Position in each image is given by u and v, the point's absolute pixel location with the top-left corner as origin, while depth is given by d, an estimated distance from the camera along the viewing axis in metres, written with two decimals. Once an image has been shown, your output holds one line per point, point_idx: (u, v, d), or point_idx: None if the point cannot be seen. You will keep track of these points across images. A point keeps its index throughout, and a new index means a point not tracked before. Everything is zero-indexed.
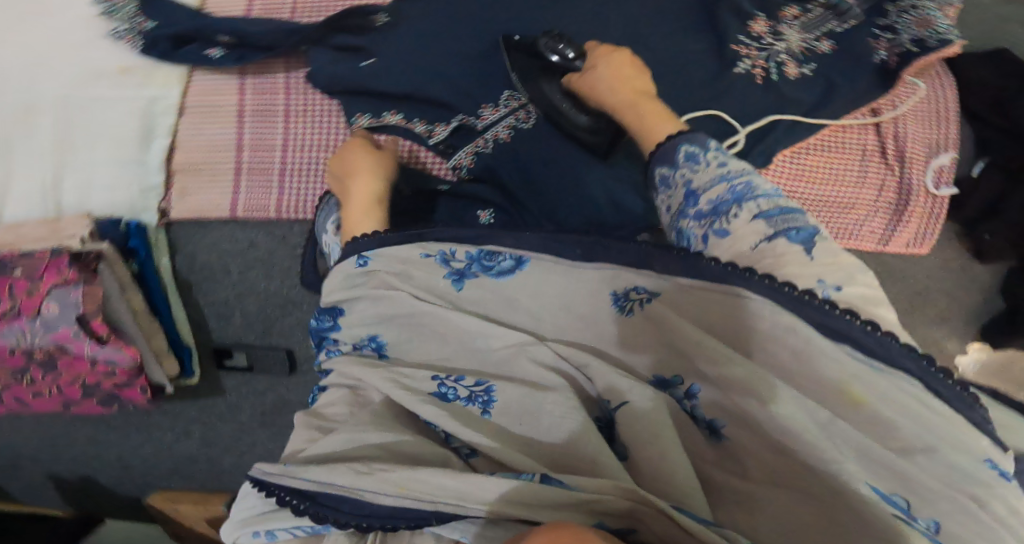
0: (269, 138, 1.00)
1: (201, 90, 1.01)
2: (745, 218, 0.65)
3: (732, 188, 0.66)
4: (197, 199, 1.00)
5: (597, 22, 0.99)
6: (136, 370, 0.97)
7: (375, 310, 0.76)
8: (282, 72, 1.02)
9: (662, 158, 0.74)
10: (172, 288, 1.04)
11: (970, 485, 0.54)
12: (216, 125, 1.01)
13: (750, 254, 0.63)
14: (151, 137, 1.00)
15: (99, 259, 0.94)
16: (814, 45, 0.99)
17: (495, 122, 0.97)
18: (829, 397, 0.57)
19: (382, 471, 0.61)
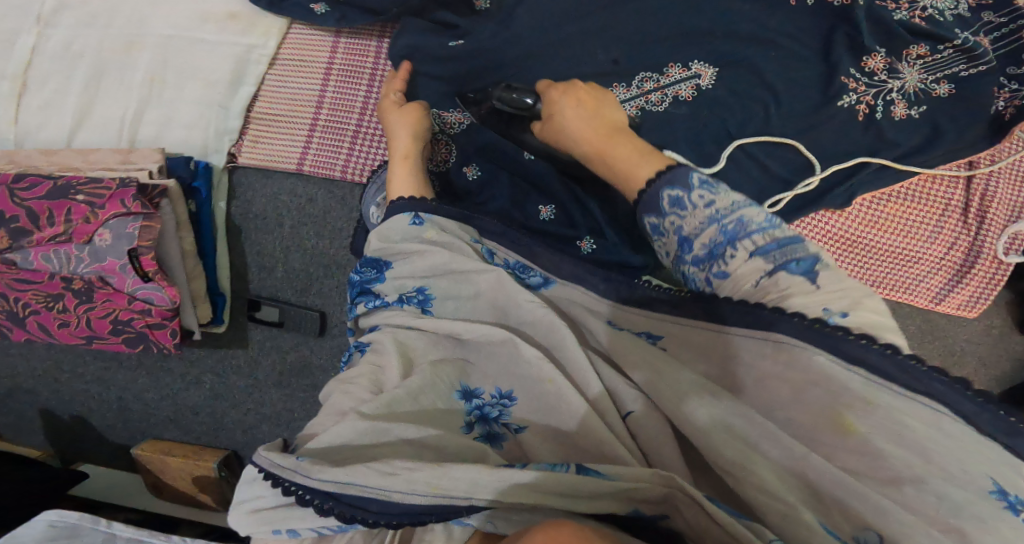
0: (351, 99, 0.99)
1: (299, 45, 0.99)
2: (742, 257, 0.61)
3: (723, 228, 0.62)
4: (270, 147, 1.00)
5: (703, 37, 0.99)
6: (174, 310, 0.96)
7: (425, 261, 0.74)
8: (376, 35, 1.00)
9: (648, 207, 0.69)
10: (222, 232, 1.02)
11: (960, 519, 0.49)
12: (302, 79, 1.00)
13: (753, 292, 0.59)
14: (240, 83, 0.98)
15: (164, 195, 0.93)
16: (931, 87, 0.99)
17: (627, 99, 0.99)
18: (816, 426, 0.53)
19: (409, 471, 0.57)
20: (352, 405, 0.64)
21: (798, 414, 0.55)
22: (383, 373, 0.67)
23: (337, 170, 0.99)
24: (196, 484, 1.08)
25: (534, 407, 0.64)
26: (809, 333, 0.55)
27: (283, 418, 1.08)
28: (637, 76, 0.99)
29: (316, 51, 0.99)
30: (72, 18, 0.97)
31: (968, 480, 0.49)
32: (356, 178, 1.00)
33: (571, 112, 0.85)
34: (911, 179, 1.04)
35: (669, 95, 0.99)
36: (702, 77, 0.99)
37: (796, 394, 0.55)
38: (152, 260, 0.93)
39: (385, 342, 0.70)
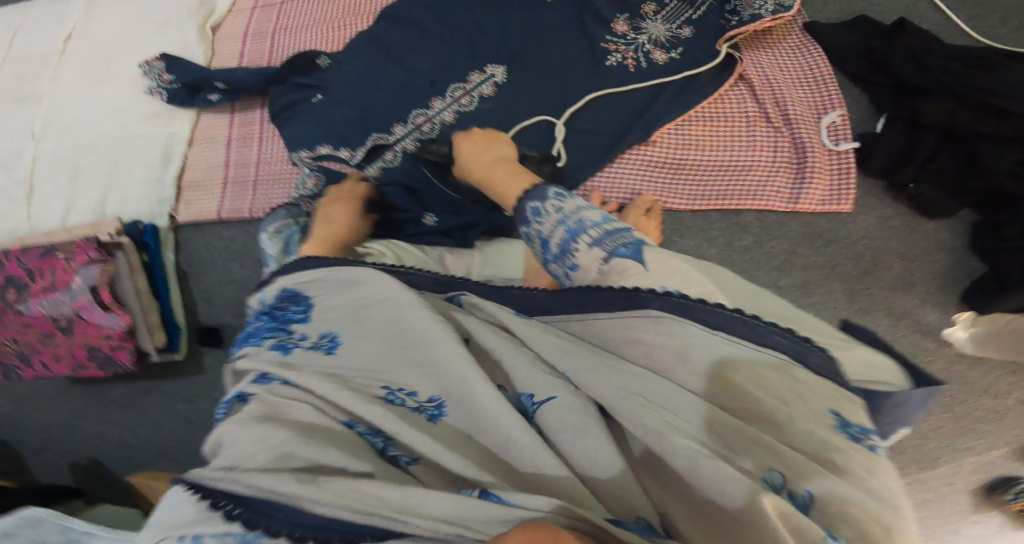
0: (247, 158, 1.28)
1: (206, 126, 1.32)
2: (585, 248, 0.80)
3: (568, 228, 0.83)
4: (195, 206, 1.29)
5: (483, 43, 1.17)
6: (128, 333, 1.23)
7: (349, 295, 0.87)
8: (258, 107, 1.30)
9: (520, 217, 0.91)
10: (172, 275, 1.31)
11: (830, 451, 0.65)
12: (211, 150, 1.30)
13: (598, 276, 0.78)
14: (169, 161, 1.31)
15: (118, 247, 1.23)
16: (677, 33, 1.15)
17: (443, 109, 1.16)
18: (696, 378, 0.70)
19: (324, 481, 0.67)
20: (249, 436, 0.72)
21: (687, 374, 0.70)
22: (286, 413, 0.75)
23: (244, 213, 1.26)
24: None
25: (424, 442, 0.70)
26: (625, 298, 0.74)
27: None
28: (411, 115, 1.17)
29: (220, 126, 1.31)
30: (56, 135, 1.38)
31: (808, 408, 0.67)
32: (261, 215, 1.26)
33: (468, 149, 1.03)
34: (695, 108, 1.15)
35: (476, 96, 1.15)
36: (497, 75, 1.15)
37: (676, 356, 0.71)
38: (109, 292, 1.21)
39: (259, 401, 0.76)
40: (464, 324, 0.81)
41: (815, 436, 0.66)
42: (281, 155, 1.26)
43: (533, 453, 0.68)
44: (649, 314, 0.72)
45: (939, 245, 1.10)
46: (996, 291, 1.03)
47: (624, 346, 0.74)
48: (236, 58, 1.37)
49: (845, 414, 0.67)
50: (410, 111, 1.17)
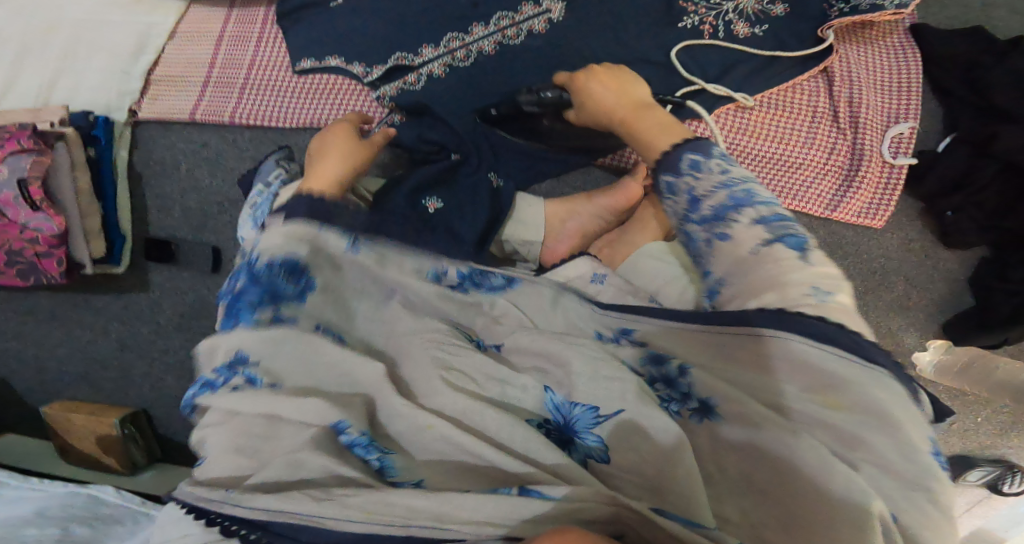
0: (239, 58, 1.13)
1: (193, 20, 1.17)
2: (745, 224, 0.69)
3: (732, 194, 0.71)
4: (166, 102, 1.14)
5: None
6: (59, 238, 1.04)
7: (258, 337, 0.71)
8: (263, 5, 1.15)
9: (666, 166, 0.77)
10: (123, 177, 1.13)
11: (924, 480, 0.59)
12: (197, 45, 1.15)
13: (752, 257, 0.68)
14: (142, 52, 1.15)
15: (58, 138, 1.04)
16: (768, 7, 1.03)
17: (484, 37, 1.06)
18: (804, 397, 0.63)
19: (345, 496, 0.63)
20: (246, 443, 0.68)
21: (797, 389, 0.63)
22: (238, 426, 0.68)
23: (224, 117, 1.11)
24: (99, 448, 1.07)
25: (437, 454, 0.68)
26: (788, 320, 0.63)
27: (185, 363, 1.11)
28: (444, 38, 1.07)
29: (214, 22, 1.16)
30: (9, 10, 1.17)
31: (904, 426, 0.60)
32: (243, 122, 1.11)
33: (598, 88, 0.91)
34: (767, 90, 1.05)
35: (524, 29, 1.05)
36: (553, 12, 1.05)
37: (794, 376, 0.63)
38: (40, 189, 1.01)
39: (219, 413, 0.70)
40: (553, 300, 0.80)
41: (909, 456, 0.59)
42: (280, 61, 1.12)
43: (551, 456, 0.66)
44: (766, 343, 0.64)
45: (944, 275, 1.05)
46: (989, 324, 1.00)
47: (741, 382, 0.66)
48: None
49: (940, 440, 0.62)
50: (443, 34, 1.07)
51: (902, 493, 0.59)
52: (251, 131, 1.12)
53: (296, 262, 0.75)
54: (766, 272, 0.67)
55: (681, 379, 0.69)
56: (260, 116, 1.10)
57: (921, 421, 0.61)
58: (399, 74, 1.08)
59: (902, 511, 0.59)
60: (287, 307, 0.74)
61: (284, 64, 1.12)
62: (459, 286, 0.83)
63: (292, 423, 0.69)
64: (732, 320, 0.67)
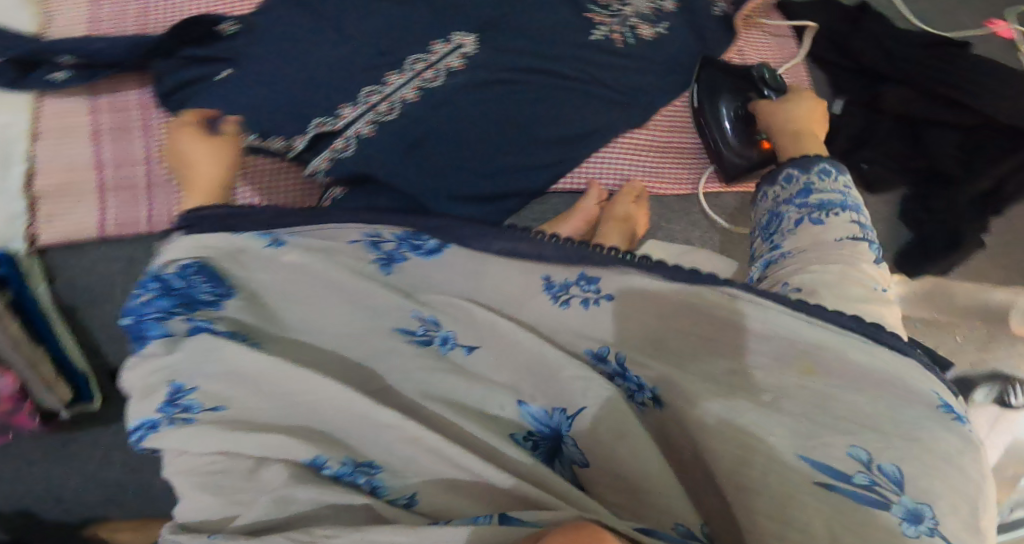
0: (131, 154, 1.01)
1: (52, 114, 0.99)
2: (843, 217, 0.78)
3: (845, 198, 0.81)
4: (66, 221, 1.00)
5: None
6: (19, 394, 0.96)
7: (204, 352, 0.68)
8: (135, 87, 1.02)
9: (770, 178, 0.88)
10: (53, 311, 1.01)
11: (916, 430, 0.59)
12: (70, 146, 1.00)
13: (834, 243, 0.76)
14: (9, 163, 0.97)
15: None
16: (660, 6, 1.03)
17: (402, 86, 0.93)
18: (783, 371, 0.65)
19: (328, 539, 0.58)
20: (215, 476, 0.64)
21: (772, 350, 0.66)
22: (196, 466, 0.65)
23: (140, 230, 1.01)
24: None
25: (415, 477, 0.65)
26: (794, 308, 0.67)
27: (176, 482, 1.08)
28: (359, 94, 0.93)
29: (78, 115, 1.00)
30: None
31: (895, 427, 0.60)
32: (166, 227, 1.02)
33: (795, 107, 0.92)
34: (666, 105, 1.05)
35: (442, 69, 0.94)
36: (466, 45, 0.95)
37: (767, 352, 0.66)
38: None
39: (173, 464, 0.66)
40: (453, 262, 0.76)
41: (900, 420, 0.60)
42: None
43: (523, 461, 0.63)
44: (744, 323, 0.68)
45: (882, 218, 1.02)
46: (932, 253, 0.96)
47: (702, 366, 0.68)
48: (85, 29, 1.01)
49: (952, 401, 0.63)
50: (358, 89, 0.93)
51: (919, 470, 0.57)
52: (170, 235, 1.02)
53: (209, 271, 0.75)
54: (833, 253, 0.76)
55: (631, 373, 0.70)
56: None
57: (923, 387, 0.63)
58: (327, 140, 0.95)
59: (910, 478, 0.57)
60: (201, 312, 0.73)
61: None
62: (396, 254, 0.77)
63: (272, 423, 0.67)
64: (697, 286, 0.69)
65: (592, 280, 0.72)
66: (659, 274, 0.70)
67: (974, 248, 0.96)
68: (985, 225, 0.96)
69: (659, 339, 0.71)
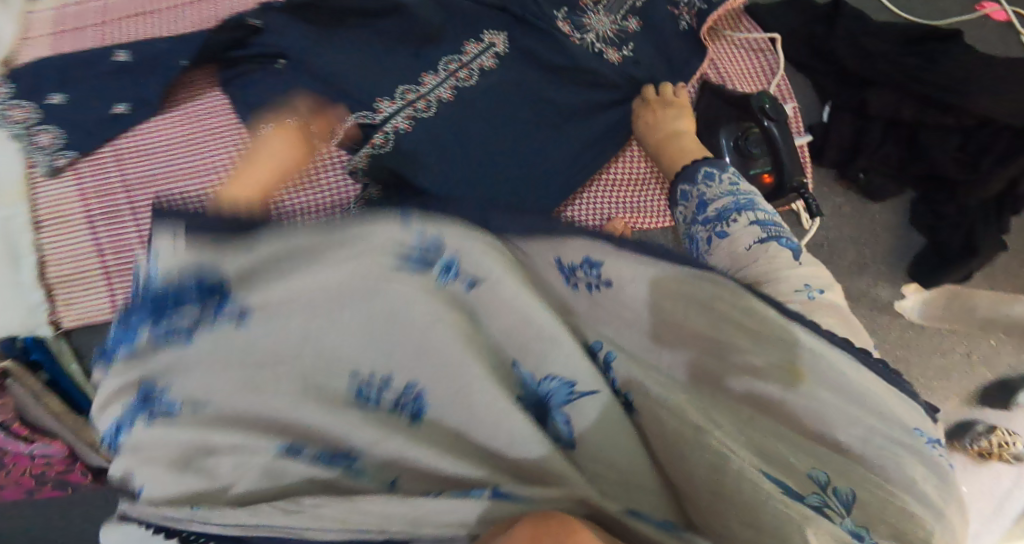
0: (126, 236, 0.89)
1: (48, 199, 0.87)
2: (742, 223, 0.75)
3: (737, 200, 0.77)
4: (81, 305, 0.89)
5: (368, 70, 0.88)
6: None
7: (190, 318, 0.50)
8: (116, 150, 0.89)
9: (684, 176, 0.84)
10: (94, 389, 0.89)
11: (881, 456, 0.53)
12: (60, 232, 0.88)
13: (746, 252, 0.73)
14: (19, 255, 0.87)
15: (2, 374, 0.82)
16: (622, 25, 0.90)
17: (395, 113, 0.88)
18: (766, 372, 0.55)
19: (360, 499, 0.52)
20: (204, 429, 0.52)
21: (782, 353, 0.55)
22: (167, 449, 0.52)
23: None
24: None
25: (443, 427, 0.55)
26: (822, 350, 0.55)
27: None
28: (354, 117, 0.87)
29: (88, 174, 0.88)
30: None
31: (896, 413, 0.54)
32: None
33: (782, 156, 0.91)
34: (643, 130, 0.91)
35: (392, 128, 0.88)
36: (496, 46, 0.89)
37: (731, 364, 0.56)
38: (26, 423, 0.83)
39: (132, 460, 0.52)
40: (483, 253, 0.52)
41: (899, 483, 0.52)
42: None
43: (536, 446, 0.54)
44: (763, 316, 0.55)
45: (887, 226, 0.98)
46: (948, 259, 0.92)
47: (705, 366, 0.56)
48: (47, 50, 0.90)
49: (920, 421, 0.55)
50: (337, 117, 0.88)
51: (876, 504, 0.51)
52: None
53: (207, 280, 0.50)
54: (764, 272, 0.70)
55: (600, 360, 0.58)
56: None
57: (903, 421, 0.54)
58: (365, 135, 0.91)
59: (866, 512, 0.51)
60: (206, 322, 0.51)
61: None
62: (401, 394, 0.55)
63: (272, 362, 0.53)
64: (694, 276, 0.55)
65: (599, 263, 0.54)
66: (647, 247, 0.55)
67: (988, 256, 0.91)
68: (1002, 228, 0.90)
69: (675, 320, 0.55)
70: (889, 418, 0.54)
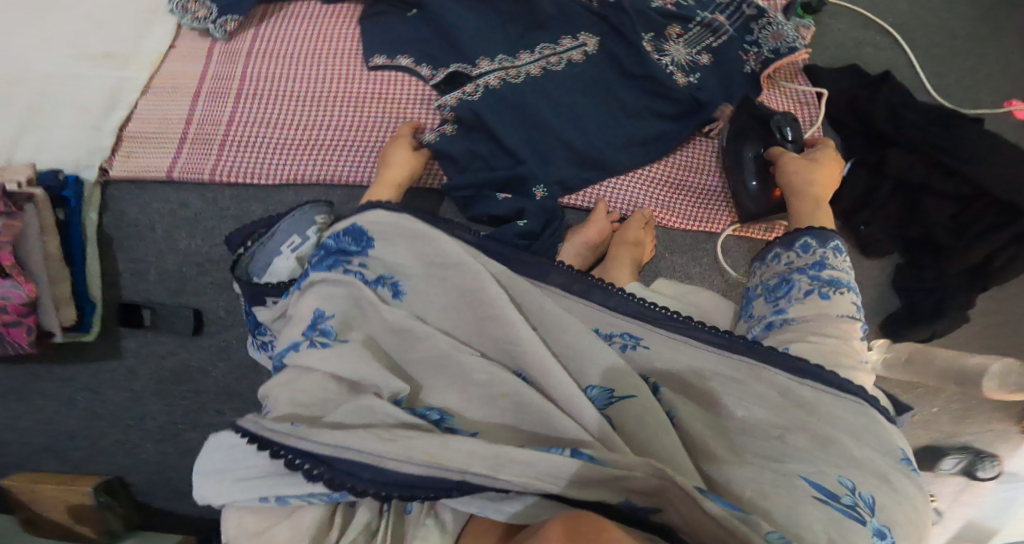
0: (219, 114, 1.11)
1: (166, 75, 1.11)
2: (847, 296, 0.88)
3: (844, 280, 0.90)
4: (139, 160, 1.10)
5: (493, 35, 1.11)
6: (29, 305, 1.01)
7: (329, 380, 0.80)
8: (249, 43, 1.13)
9: (794, 237, 0.95)
10: (92, 241, 1.10)
11: (869, 474, 0.72)
12: (171, 102, 1.11)
13: (840, 319, 0.87)
14: (113, 107, 1.09)
15: (29, 200, 1.02)
16: (696, 58, 1.11)
17: (490, 72, 1.09)
18: (785, 408, 0.78)
19: (405, 441, 0.70)
20: (349, 412, 0.76)
21: (800, 402, 0.78)
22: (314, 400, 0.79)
23: (280, 176, 1.10)
24: (69, 516, 1.07)
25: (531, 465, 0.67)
26: (813, 371, 0.79)
27: (167, 431, 1.13)
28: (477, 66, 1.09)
29: (218, 62, 1.12)
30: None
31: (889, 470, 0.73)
32: (240, 180, 1.11)
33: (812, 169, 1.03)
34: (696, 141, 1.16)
35: (481, 85, 1.09)
36: (588, 45, 1.11)
37: (775, 401, 0.79)
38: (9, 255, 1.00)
39: (279, 386, 0.81)
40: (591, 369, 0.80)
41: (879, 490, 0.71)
42: (269, 118, 1.11)
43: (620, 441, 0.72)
44: (774, 378, 0.80)
45: (870, 283, 1.19)
46: (918, 318, 1.13)
47: (733, 392, 0.80)
48: None
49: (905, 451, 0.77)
50: (450, 63, 1.10)
51: (890, 508, 0.71)
52: (297, 189, 1.11)
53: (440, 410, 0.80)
54: (829, 323, 0.86)
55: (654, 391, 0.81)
56: (262, 174, 1.10)
57: (893, 443, 0.76)
58: (460, 82, 1.11)
59: (881, 509, 0.70)
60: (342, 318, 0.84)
61: (286, 121, 1.11)
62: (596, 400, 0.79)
63: (456, 450, 0.69)
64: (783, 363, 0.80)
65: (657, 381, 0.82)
66: (715, 342, 0.83)
67: (954, 322, 1.13)
68: (969, 300, 1.12)
69: (738, 377, 0.81)
70: (865, 434, 0.75)
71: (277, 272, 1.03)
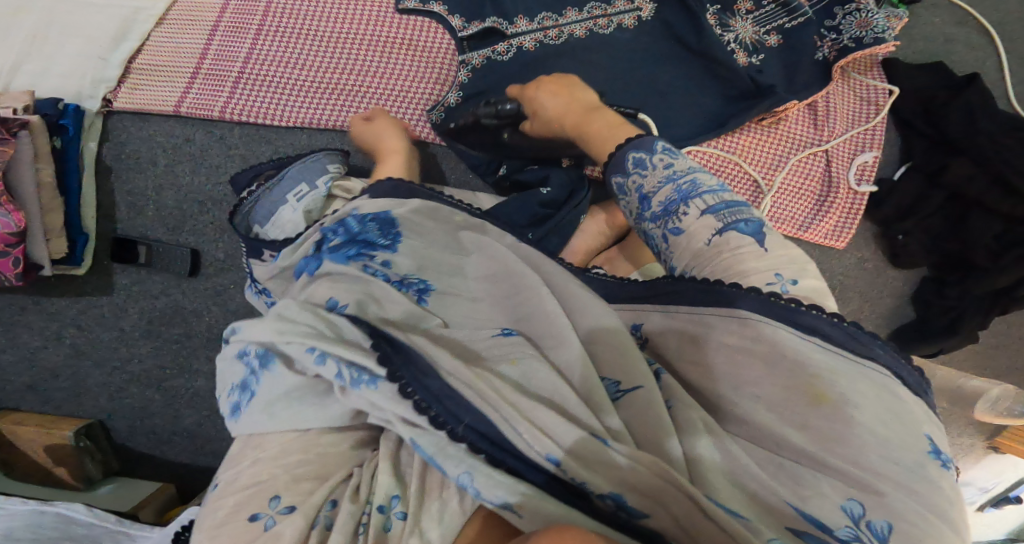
0: (235, 50, 1.04)
1: (186, 7, 1.06)
2: (694, 215, 0.65)
3: (679, 187, 0.67)
4: (146, 92, 1.03)
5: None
6: (18, 236, 0.92)
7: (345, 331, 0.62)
8: None
9: (615, 167, 0.73)
10: (89, 172, 1.02)
11: (910, 481, 0.53)
12: (187, 35, 1.04)
13: (707, 249, 0.64)
14: (123, 38, 1.03)
15: (24, 126, 0.91)
16: (763, 38, 1.07)
17: (526, 32, 1.02)
18: (792, 389, 0.56)
19: (457, 372, 0.60)
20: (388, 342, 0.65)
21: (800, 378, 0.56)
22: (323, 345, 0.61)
23: (296, 120, 1.02)
24: (48, 458, 0.99)
25: (540, 440, 0.56)
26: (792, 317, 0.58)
27: (154, 376, 1.03)
28: (538, 15, 1.02)
29: None
30: None
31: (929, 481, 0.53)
32: (250, 120, 1.02)
33: (551, 103, 0.88)
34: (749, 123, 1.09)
35: (513, 45, 1.01)
36: (643, 10, 1.05)
37: (772, 371, 0.57)
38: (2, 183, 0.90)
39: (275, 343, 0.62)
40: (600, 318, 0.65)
41: (926, 504, 0.52)
42: (287, 58, 1.03)
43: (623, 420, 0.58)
44: (767, 332, 0.58)
45: (892, 292, 1.13)
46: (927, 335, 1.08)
47: (732, 367, 0.59)
48: None
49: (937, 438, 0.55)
50: (488, 16, 1.02)
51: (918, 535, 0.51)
52: (310, 133, 1.03)
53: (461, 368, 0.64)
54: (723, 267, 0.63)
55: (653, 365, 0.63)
56: (272, 116, 1.02)
57: (917, 423, 0.54)
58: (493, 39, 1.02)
59: (900, 534, 0.51)
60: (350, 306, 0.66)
61: (305, 63, 1.03)
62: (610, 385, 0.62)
63: (490, 393, 0.58)
64: (784, 317, 0.58)
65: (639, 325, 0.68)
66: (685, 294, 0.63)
67: (961, 341, 1.08)
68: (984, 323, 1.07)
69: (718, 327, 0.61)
70: (905, 440, 0.54)
71: (273, 216, 0.93)
